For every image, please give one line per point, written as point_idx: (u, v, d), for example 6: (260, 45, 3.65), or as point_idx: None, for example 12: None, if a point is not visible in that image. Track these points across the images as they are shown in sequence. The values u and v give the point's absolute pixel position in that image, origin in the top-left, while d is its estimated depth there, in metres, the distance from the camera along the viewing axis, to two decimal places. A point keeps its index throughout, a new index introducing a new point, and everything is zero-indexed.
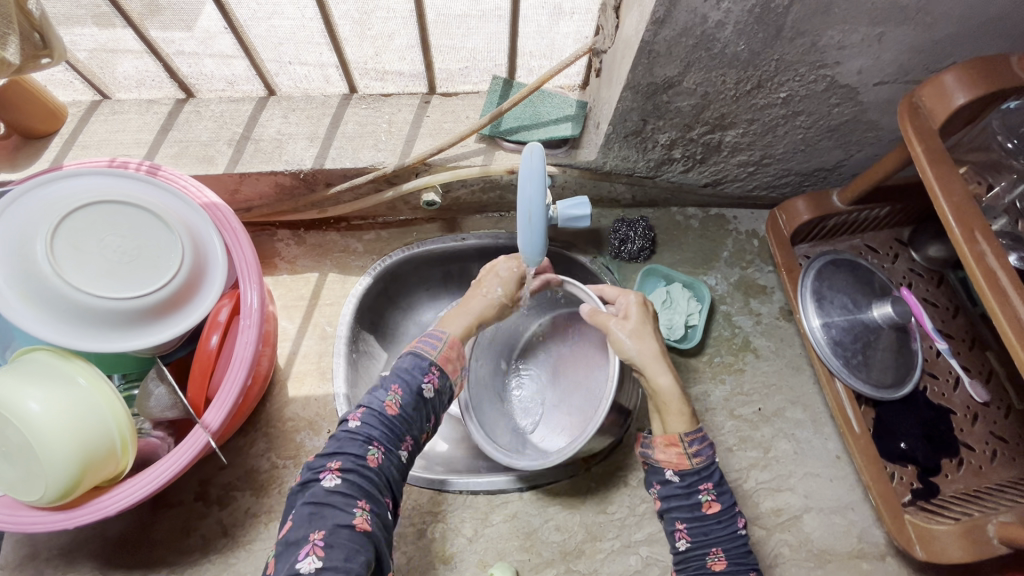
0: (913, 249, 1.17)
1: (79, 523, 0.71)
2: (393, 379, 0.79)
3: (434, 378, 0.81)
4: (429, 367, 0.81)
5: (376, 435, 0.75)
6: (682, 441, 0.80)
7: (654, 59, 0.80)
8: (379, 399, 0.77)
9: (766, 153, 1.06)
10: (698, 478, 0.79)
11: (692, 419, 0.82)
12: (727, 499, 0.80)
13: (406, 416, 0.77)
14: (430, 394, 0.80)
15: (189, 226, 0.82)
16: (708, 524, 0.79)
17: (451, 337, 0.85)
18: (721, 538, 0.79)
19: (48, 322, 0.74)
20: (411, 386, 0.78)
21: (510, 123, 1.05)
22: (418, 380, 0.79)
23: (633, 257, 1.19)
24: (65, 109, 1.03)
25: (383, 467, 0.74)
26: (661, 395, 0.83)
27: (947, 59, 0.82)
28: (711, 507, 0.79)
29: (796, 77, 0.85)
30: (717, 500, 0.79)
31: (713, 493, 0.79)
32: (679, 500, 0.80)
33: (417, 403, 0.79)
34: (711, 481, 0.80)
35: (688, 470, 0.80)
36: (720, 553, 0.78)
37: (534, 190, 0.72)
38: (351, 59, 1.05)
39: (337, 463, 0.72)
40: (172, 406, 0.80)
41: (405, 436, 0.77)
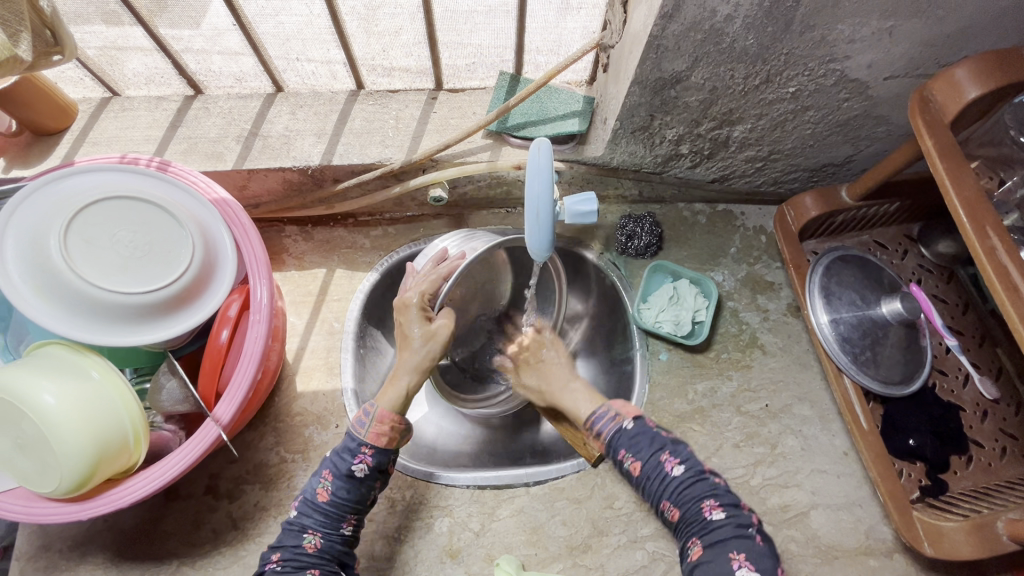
0: (922, 245, 1.16)
1: (92, 515, 0.72)
2: (324, 464, 0.82)
3: (366, 458, 0.81)
4: (359, 447, 0.81)
5: (311, 523, 0.79)
6: (588, 427, 0.91)
7: (662, 54, 0.79)
8: (311, 487, 0.81)
9: (774, 148, 1.05)
10: (613, 452, 0.86)
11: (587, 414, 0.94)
12: (645, 448, 0.83)
13: (340, 501, 0.80)
14: (361, 473, 0.81)
15: (199, 221, 0.82)
16: (648, 483, 0.83)
17: (377, 410, 0.84)
18: (664, 491, 0.81)
19: (62, 316, 0.75)
20: (339, 471, 0.81)
21: (517, 119, 1.06)
22: (347, 463, 0.81)
23: (640, 253, 1.19)
24: (76, 106, 1.04)
25: (325, 550, 0.79)
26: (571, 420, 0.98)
27: (959, 52, 0.81)
28: (634, 466, 0.83)
29: (806, 71, 0.84)
30: (635, 459, 0.83)
31: (630, 455, 0.84)
32: (624, 475, 0.87)
33: (350, 485, 0.81)
34: (621, 448, 0.85)
35: (604, 447, 0.88)
36: (670, 505, 0.81)
37: (542, 185, 0.72)
38: (359, 55, 1.05)
39: (277, 555, 0.78)
40: (184, 400, 0.81)
41: (347, 515, 0.81)
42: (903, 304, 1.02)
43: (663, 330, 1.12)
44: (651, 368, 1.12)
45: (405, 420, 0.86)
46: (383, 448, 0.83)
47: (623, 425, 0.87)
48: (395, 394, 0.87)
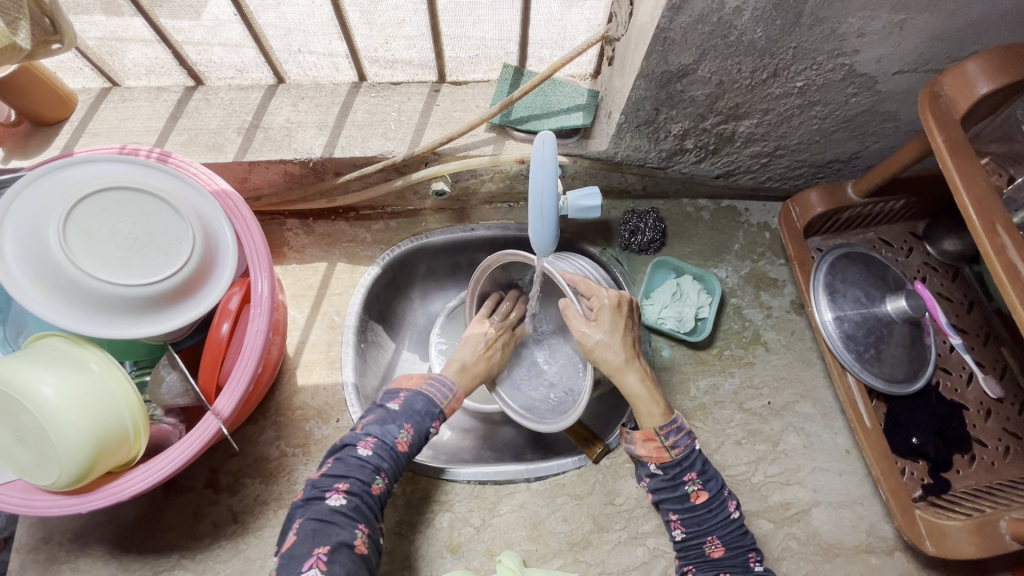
0: (928, 243, 1.15)
1: (92, 508, 0.72)
2: (405, 417, 0.86)
3: (437, 425, 0.89)
4: (439, 415, 0.90)
5: (384, 466, 0.82)
6: (659, 437, 0.88)
7: (669, 47, 0.78)
8: (392, 434, 0.83)
9: (779, 143, 1.05)
10: (681, 470, 0.87)
11: (667, 412, 0.90)
12: (713, 486, 0.87)
13: (414, 455, 0.85)
14: (434, 436, 0.89)
15: (200, 214, 0.81)
16: (699, 513, 0.87)
17: (457, 390, 0.93)
18: (716, 527, 0.87)
19: (62, 308, 0.74)
20: (421, 428, 0.86)
21: (521, 112, 1.05)
22: (426, 425, 0.87)
23: (643, 249, 1.18)
24: (75, 96, 1.03)
25: (384, 497, 0.81)
26: (632, 396, 0.91)
27: (969, 48, 0.80)
28: (698, 494, 0.87)
29: (814, 65, 0.83)
30: (703, 488, 0.87)
31: (699, 483, 0.87)
32: (669, 493, 0.88)
33: (423, 445, 0.87)
34: (694, 471, 0.87)
35: (669, 462, 0.87)
36: (716, 540, 0.86)
37: (545, 178, 0.72)
38: (361, 47, 1.04)
39: (344, 485, 0.78)
40: (184, 394, 0.80)
41: (403, 474, 0.85)
42: (908, 302, 1.01)
43: (666, 326, 1.11)
44: (653, 365, 1.11)
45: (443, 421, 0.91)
46: (439, 420, 0.90)
47: (694, 447, 0.89)
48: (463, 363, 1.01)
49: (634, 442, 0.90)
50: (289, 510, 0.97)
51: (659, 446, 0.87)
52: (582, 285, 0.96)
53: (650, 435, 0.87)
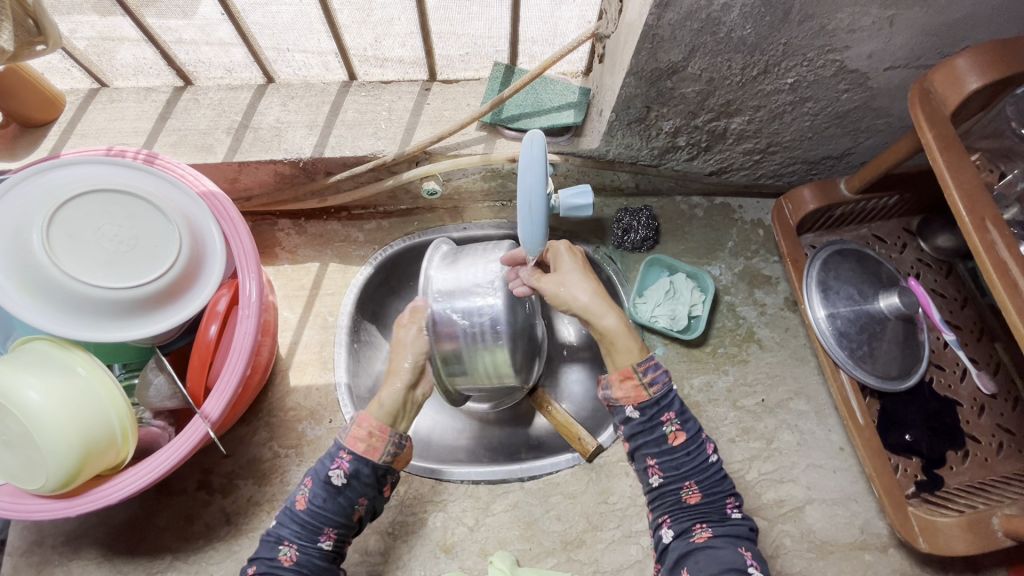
0: (921, 238, 1.15)
1: (81, 511, 0.71)
2: (306, 473, 0.82)
3: (343, 464, 0.80)
4: (336, 453, 0.80)
5: (286, 533, 0.80)
6: (638, 375, 0.83)
7: (658, 44, 0.78)
8: (292, 496, 0.81)
9: (772, 140, 1.04)
10: (658, 410, 0.83)
11: (641, 350, 0.85)
12: (691, 428, 0.84)
13: (318, 509, 0.79)
14: (339, 479, 0.79)
15: (187, 216, 0.81)
16: (677, 455, 0.83)
17: (360, 414, 0.83)
18: (693, 472, 0.83)
19: (47, 311, 0.74)
20: (319, 476, 0.80)
21: (512, 111, 1.04)
22: (325, 468, 0.80)
23: (637, 247, 1.18)
24: (63, 97, 1.03)
25: (303, 563, 0.78)
26: (609, 334, 0.85)
27: (961, 43, 0.80)
28: (676, 436, 0.83)
29: (804, 62, 0.83)
30: (681, 429, 0.83)
31: (677, 422, 0.83)
32: (646, 437, 0.84)
33: (328, 493, 0.80)
34: (672, 411, 0.84)
35: (646, 402, 0.83)
36: (693, 486, 0.83)
37: (534, 177, 0.71)
38: (351, 46, 1.03)
39: (253, 568, 0.78)
40: (172, 396, 0.80)
41: (325, 527, 0.80)
42: (901, 299, 1.01)
43: (659, 325, 1.10)
44: None
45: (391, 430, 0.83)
46: (361, 456, 0.81)
47: (671, 385, 0.85)
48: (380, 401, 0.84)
49: (610, 385, 0.86)
50: None
51: (637, 385, 0.83)
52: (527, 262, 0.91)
53: (628, 372, 0.83)
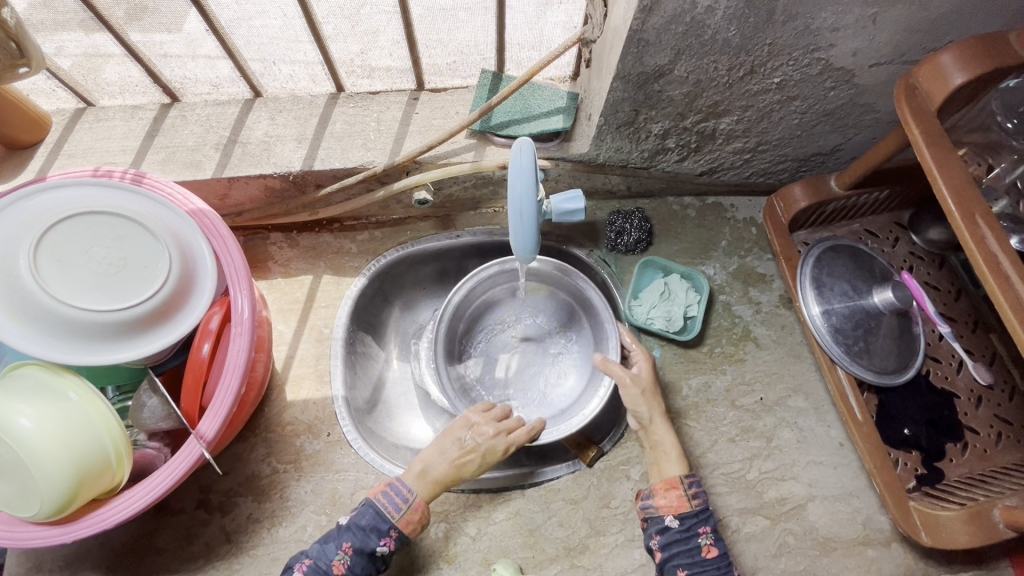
0: (913, 232, 1.15)
1: (78, 537, 0.71)
2: (347, 535, 0.82)
3: (390, 542, 0.83)
4: (387, 531, 0.83)
5: None
6: (684, 486, 0.88)
7: (644, 48, 0.78)
8: (329, 555, 0.81)
9: (761, 139, 1.04)
10: (697, 521, 0.87)
11: (687, 466, 0.92)
12: (723, 546, 0.87)
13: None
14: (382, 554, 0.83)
15: (177, 234, 0.81)
16: (708, 568, 0.84)
17: (417, 500, 0.85)
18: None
19: (35, 336, 0.73)
20: (363, 548, 0.82)
21: (501, 117, 1.04)
22: (373, 543, 0.82)
23: (630, 249, 1.18)
24: (49, 117, 1.02)
25: None
26: (660, 445, 0.93)
27: (945, 38, 0.80)
28: (710, 548, 0.85)
29: (790, 61, 0.83)
30: (714, 543, 0.86)
31: (711, 536, 0.86)
32: (681, 546, 0.86)
33: (367, 563, 0.83)
34: (709, 525, 0.87)
35: (687, 512, 0.87)
36: None
37: (526, 186, 0.71)
38: (337, 58, 1.03)
39: None
40: (166, 417, 0.79)
41: None
42: (894, 293, 1.02)
43: (654, 326, 1.10)
44: None
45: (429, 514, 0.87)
46: (406, 535, 0.85)
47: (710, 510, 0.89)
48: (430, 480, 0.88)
49: (653, 495, 0.90)
50: (283, 527, 0.96)
51: (681, 493, 0.88)
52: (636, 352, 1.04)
53: (675, 480, 0.89)
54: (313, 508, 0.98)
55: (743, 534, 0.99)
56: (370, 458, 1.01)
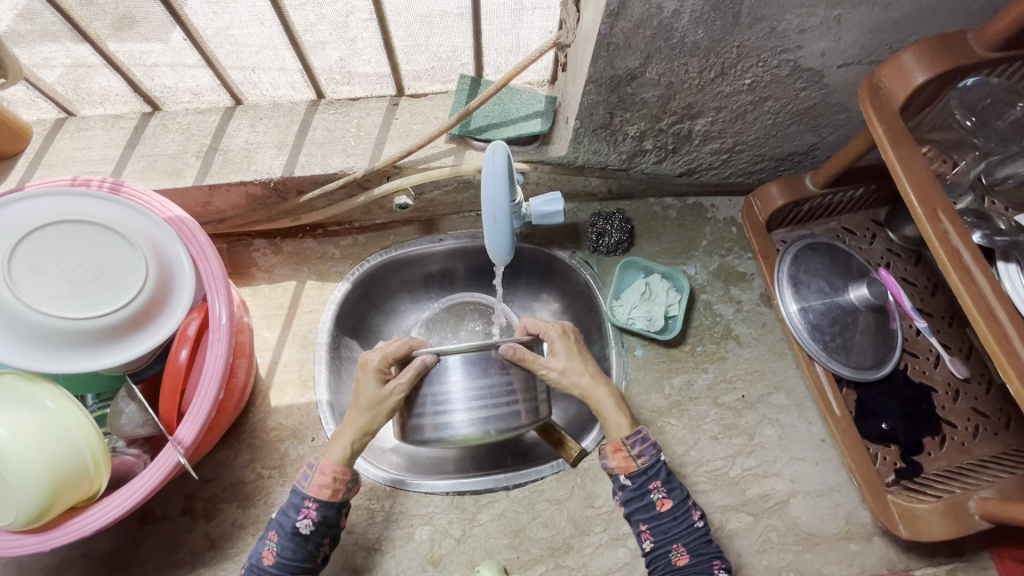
0: (890, 229, 1.16)
1: (54, 545, 0.71)
2: (269, 526, 0.82)
3: (310, 513, 0.81)
4: (301, 503, 0.82)
5: None
6: (625, 447, 0.86)
7: (614, 52, 0.79)
8: (259, 550, 0.81)
9: (737, 139, 1.06)
10: (647, 479, 0.85)
11: (630, 424, 0.89)
12: (678, 494, 0.85)
13: (287, 561, 0.80)
14: (305, 529, 0.81)
15: (154, 242, 0.81)
16: (666, 521, 0.84)
17: (321, 461, 0.84)
18: (681, 534, 0.85)
19: (13, 345, 0.73)
20: (284, 529, 0.81)
21: (479, 122, 1.05)
22: (291, 521, 0.81)
23: (611, 250, 1.19)
24: (30, 128, 1.02)
25: None
26: (597, 408, 0.90)
27: (909, 38, 0.82)
28: (663, 503, 0.85)
29: (759, 62, 0.84)
30: (668, 495, 0.85)
31: (665, 490, 0.85)
32: (637, 502, 0.86)
33: (295, 544, 0.81)
34: (660, 479, 0.85)
35: (636, 471, 0.85)
36: (682, 548, 0.84)
37: (498, 190, 0.72)
38: (317, 66, 1.04)
39: None
40: (144, 424, 0.79)
41: (296, 574, 0.81)
42: (869, 289, 1.03)
43: (636, 326, 1.11)
44: (627, 365, 1.12)
45: (350, 472, 0.86)
46: (327, 501, 0.83)
47: (660, 454, 0.87)
48: (340, 449, 0.86)
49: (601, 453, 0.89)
50: None
51: (626, 454, 0.86)
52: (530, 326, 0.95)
53: (619, 443, 0.86)
54: None
55: (726, 531, 1.00)
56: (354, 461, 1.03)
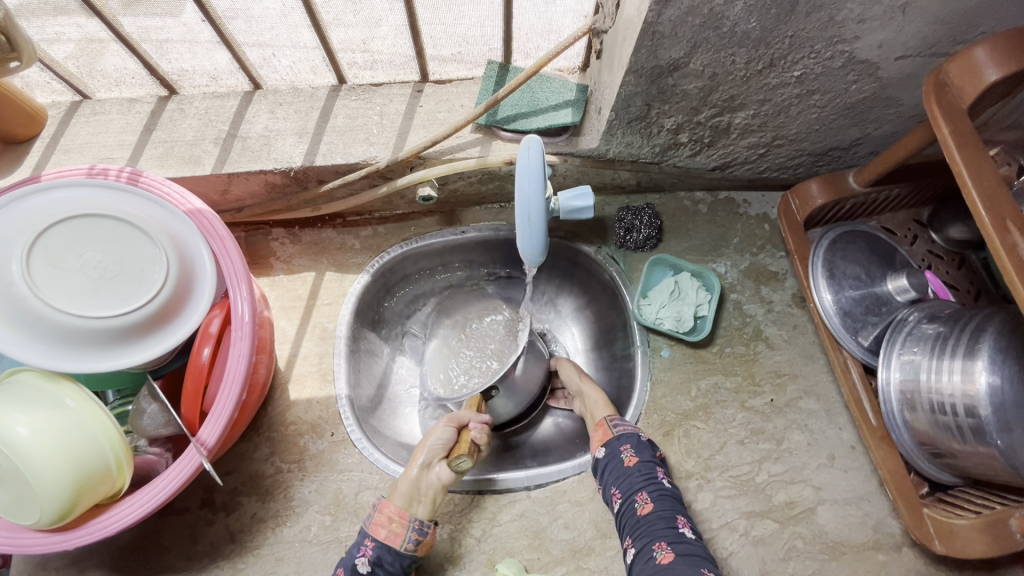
0: (933, 230, 1.11)
1: (78, 544, 0.70)
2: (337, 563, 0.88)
3: (367, 551, 0.86)
4: (361, 542, 0.88)
5: None
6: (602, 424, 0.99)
7: (658, 41, 0.74)
8: None
9: (777, 134, 1.01)
10: (617, 441, 0.95)
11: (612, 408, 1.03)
12: (647, 455, 0.93)
13: None
14: (364, 567, 0.85)
15: (174, 236, 0.79)
16: (629, 473, 0.91)
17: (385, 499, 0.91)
18: (644, 484, 0.89)
19: (31, 343, 0.71)
20: (348, 566, 0.86)
21: (507, 111, 1.01)
22: (351, 558, 0.87)
23: (639, 246, 1.15)
24: (44, 110, 1.00)
25: None
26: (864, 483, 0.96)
27: (976, 30, 0.76)
28: (631, 459, 0.92)
29: (811, 54, 0.79)
30: (636, 454, 0.92)
31: (632, 451, 0.93)
32: (609, 471, 0.93)
33: None
34: (630, 442, 0.94)
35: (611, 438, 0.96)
36: (666, 546, 0.82)
37: (533, 186, 0.69)
38: (338, 48, 0.99)
39: None
40: (167, 424, 0.78)
41: None
42: (909, 281, 0.99)
43: (664, 327, 1.08)
44: (652, 365, 1.09)
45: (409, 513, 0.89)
46: (383, 541, 0.87)
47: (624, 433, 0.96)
48: (403, 489, 0.92)
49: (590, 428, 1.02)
50: (288, 527, 0.96)
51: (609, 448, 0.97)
52: (919, 426, 0.90)
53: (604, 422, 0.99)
54: (317, 508, 0.97)
55: (751, 538, 0.98)
56: (375, 458, 1.01)
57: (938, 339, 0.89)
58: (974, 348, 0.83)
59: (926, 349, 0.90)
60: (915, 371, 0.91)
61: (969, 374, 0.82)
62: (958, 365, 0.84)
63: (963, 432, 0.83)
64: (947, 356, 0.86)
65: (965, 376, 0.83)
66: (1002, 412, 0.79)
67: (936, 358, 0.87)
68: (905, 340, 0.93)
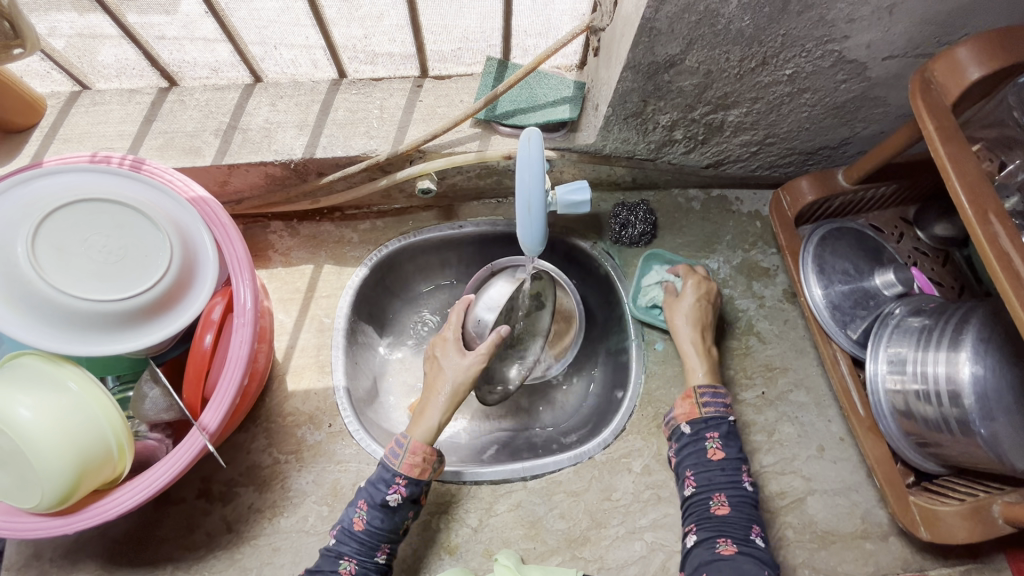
0: (918, 228, 1.14)
1: (79, 528, 0.70)
2: (360, 493, 0.86)
3: (400, 488, 0.85)
4: (392, 478, 0.85)
5: (348, 550, 0.83)
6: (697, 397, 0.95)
7: (655, 38, 0.76)
8: (350, 516, 0.85)
9: (769, 132, 1.03)
10: (706, 427, 0.91)
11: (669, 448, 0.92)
12: (734, 451, 0.90)
13: (375, 530, 0.84)
14: (395, 503, 0.84)
15: (177, 223, 0.80)
16: (712, 469, 0.89)
17: (410, 441, 0.87)
18: (725, 486, 0.87)
19: (33, 327, 0.72)
20: (374, 500, 0.84)
21: (506, 106, 1.03)
22: (381, 493, 0.84)
23: (634, 242, 1.17)
24: (43, 100, 1.00)
25: None
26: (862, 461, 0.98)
27: (959, 31, 0.79)
28: (716, 453, 0.89)
29: (803, 52, 0.81)
30: (722, 448, 0.90)
31: (719, 442, 0.90)
32: (690, 449, 0.91)
33: (384, 515, 0.84)
34: (718, 431, 0.91)
35: (699, 419, 0.92)
36: (729, 541, 0.82)
37: (533, 176, 0.71)
38: (340, 42, 1.00)
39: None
40: (168, 409, 0.80)
41: (381, 543, 0.84)
42: (896, 276, 1.03)
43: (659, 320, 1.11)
44: (647, 359, 1.11)
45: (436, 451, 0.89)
46: (415, 479, 0.86)
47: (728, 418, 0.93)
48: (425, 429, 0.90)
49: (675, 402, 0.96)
50: (285, 518, 0.96)
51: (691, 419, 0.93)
52: (904, 418, 0.93)
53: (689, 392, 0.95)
54: (314, 498, 0.98)
55: None
56: (371, 450, 1.01)
57: (923, 331, 0.91)
58: (958, 339, 0.86)
59: (911, 341, 0.92)
60: (898, 364, 0.93)
61: (953, 364, 0.85)
62: (942, 356, 0.87)
63: (947, 423, 0.86)
64: (932, 347, 0.88)
65: (949, 367, 0.85)
66: (984, 400, 0.81)
67: (920, 350, 0.90)
68: (891, 333, 0.96)
